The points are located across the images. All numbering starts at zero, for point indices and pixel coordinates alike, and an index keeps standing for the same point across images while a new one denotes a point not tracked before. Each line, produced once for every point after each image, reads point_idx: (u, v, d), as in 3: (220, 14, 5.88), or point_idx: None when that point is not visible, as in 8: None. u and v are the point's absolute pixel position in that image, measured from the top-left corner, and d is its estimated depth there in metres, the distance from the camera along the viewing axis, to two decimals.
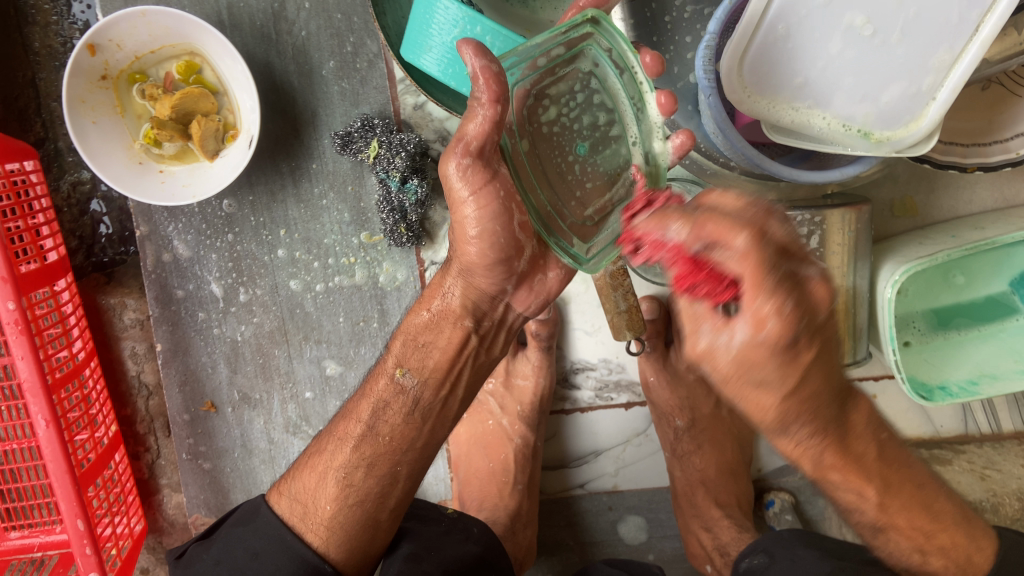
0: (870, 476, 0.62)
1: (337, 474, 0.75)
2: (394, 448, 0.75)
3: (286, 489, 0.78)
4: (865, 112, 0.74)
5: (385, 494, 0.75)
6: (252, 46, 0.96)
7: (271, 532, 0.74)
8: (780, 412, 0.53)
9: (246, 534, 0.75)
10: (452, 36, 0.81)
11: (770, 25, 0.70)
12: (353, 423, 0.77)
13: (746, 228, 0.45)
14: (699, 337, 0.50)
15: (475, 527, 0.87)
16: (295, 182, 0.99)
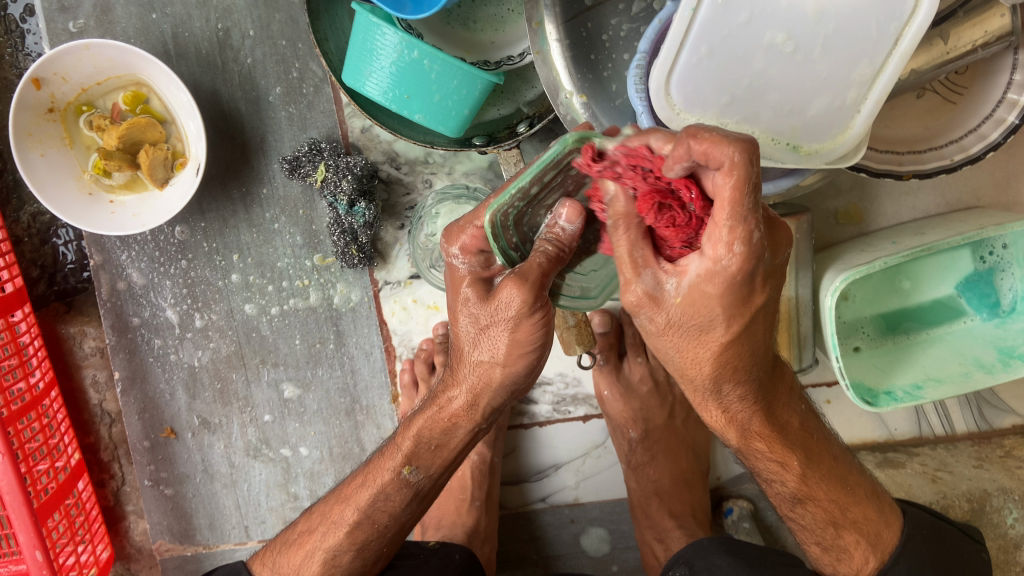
0: (792, 447, 0.71)
1: (323, 553, 0.77)
2: (384, 535, 0.76)
3: (269, 561, 0.82)
4: (793, 126, 0.75)
5: (367, 571, 0.78)
6: (199, 74, 0.97)
7: None
8: (713, 365, 0.60)
9: None
10: (392, 62, 0.82)
11: (694, 46, 0.71)
12: (343, 504, 0.77)
13: (739, 143, 0.47)
14: (637, 284, 0.56)
15: (458, 553, 0.90)
16: (247, 208, 1.00)
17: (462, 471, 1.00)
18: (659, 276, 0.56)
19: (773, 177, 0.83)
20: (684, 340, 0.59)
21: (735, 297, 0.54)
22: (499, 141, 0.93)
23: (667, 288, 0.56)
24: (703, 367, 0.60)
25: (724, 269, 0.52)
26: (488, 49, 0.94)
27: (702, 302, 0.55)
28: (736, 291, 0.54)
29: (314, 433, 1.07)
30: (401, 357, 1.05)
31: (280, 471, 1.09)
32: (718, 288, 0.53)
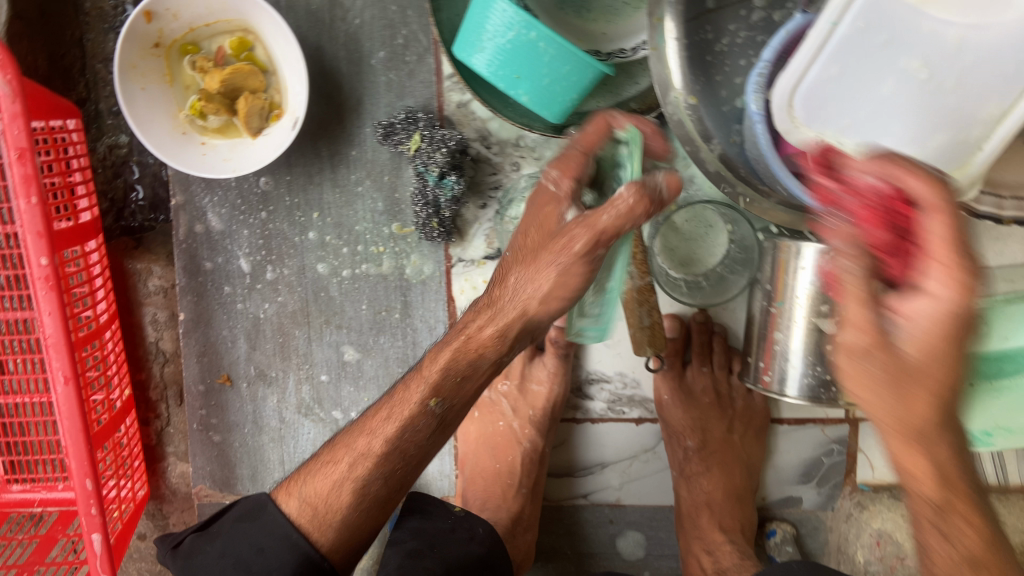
0: (957, 485, 0.54)
1: (354, 482, 0.72)
2: (410, 459, 0.73)
3: (297, 491, 0.76)
4: (911, 155, 0.73)
5: (390, 498, 0.75)
6: (305, 29, 0.97)
7: (278, 529, 0.74)
8: (932, 420, 0.50)
9: (251, 528, 0.76)
10: (506, 39, 0.82)
11: (823, 65, 0.70)
12: (373, 433, 0.73)
13: (928, 180, 0.46)
14: (913, 315, 0.47)
15: (481, 527, 0.88)
16: (333, 167, 1.00)
17: (514, 457, 1.00)
18: (896, 301, 0.48)
19: None
20: (884, 395, 0.50)
21: (960, 335, 0.46)
22: None
23: (916, 310, 0.46)
24: (915, 421, 0.50)
25: (951, 305, 0.45)
26: (599, 40, 0.93)
27: (931, 343, 0.47)
28: (961, 329, 0.46)
29: (367, 399, 1.07)
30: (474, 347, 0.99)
31: (328, 432, 1.08)
32: (946, 330, 0.46)
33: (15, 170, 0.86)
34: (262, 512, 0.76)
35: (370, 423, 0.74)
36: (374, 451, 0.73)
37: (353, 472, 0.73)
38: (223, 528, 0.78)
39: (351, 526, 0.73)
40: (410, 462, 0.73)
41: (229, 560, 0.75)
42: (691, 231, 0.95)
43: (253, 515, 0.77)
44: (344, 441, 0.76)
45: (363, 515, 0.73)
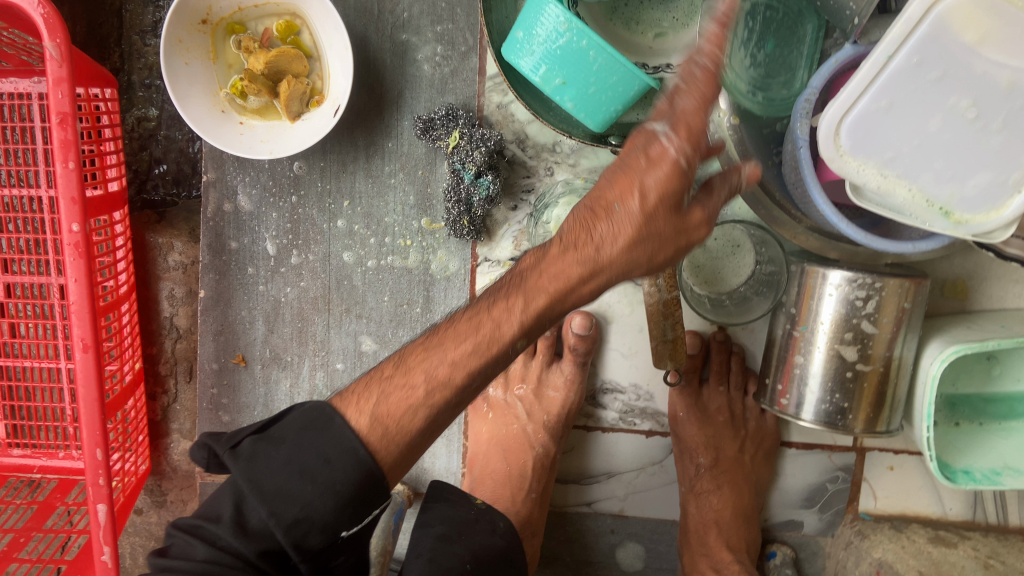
0: None
1: (429, 407, 0.64)
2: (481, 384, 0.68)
3: (367, 407, 0.64)
4: (950, 192, 0.74)
5: (440, 423, 0.67)
6: (353, 18, 0.97)
7: (345, 443, 0.61)
8: None
9: (317, 439, 0.61)
10: (557, 45, 0.83)
11: (874, 97, 0.71)
12: (457, 343, 0.66)
13: None
14: None
15: (501, 521, 0.88)
16: (368, 157, 1.01)
17: (525, 460, 1.00)
18: None
19: (913, 239, 0.81)
20: None
21: None
22: None
23: None
24: None
25: None
26: (645, 53, 0.94)
27: None
28: None
29: None
30: None
31: None
32: None
33: (55, 134, 0.87)
34: (330, 422, 0.62)
35: (451, 338, 0.66)
36: (452, 379, 0.65)
37: (428, 399, 0.64)
38: (282, 429, 0.63)
39: (406, 453, 0.64)
40: (483, 382, 0.68)
41: (293, 468, 0.59)
42: (718, 249, 0.96)
43: (322, 426, 0.62)
44: (414, 364, 0.66)
45: (417, 446, 0.65)
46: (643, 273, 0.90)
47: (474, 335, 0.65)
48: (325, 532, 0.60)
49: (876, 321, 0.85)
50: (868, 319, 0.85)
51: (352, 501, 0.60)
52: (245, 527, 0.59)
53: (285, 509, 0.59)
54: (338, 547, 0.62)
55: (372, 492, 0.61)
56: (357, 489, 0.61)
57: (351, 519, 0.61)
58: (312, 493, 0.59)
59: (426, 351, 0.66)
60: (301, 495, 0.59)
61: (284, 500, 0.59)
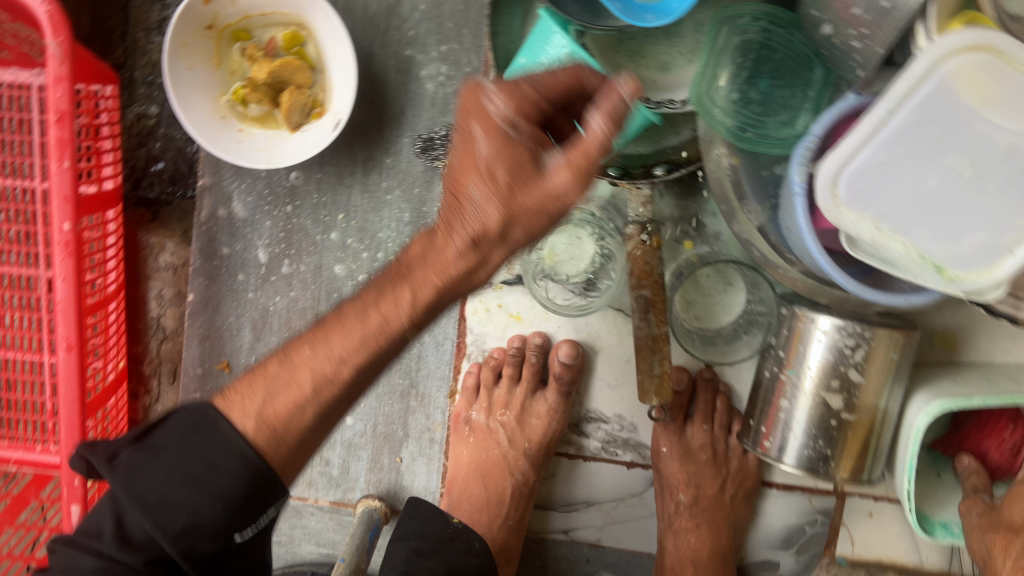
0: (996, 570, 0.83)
1: (315, 399, 0.62)
2: (354, 386, 0.63)
3: (253, 408, 0.61)
4: (943, 249, 0.73)
5: (330, 418, 0.64)
6: (359, 33, 0.98)
7: (230, 445, 0.58)
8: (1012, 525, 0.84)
9: (199, 444, 0.58)
10: (561, 74, 0.81)
11: (872, 150, 0.71)
12: (342, 336, 0.62)
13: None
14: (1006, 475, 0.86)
15: (476, 541, 0.91)
16: (365, 172, 1.00)
17: (504, 486, 1.00)
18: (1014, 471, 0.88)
19: (905, 292, 0.81)
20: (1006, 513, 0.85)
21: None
22: (633, 177, 0.91)
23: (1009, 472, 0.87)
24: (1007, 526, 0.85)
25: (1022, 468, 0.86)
26: (650, 87, 0.93)
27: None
28: None
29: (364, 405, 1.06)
30: (471, 356, 1.06)
31: None
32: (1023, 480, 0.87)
33: (53, 132, 0.86)
34: (216, 429, 0.59)
35: (338, 332, 0.62)
36: (340, 376, 0.62)
37: (317, 397, 0.62)
38: (164, 435, 0.59)
39: (298, 451, 0.62)
40: (376, 373, 0.65)
41: (175, 474, 0.57)
42: (710, 287, 0.98)
43: (206, 433, 0.59)
44: (299, 361, 0.63)
45: (307, 447, 0.63)
46: (634, 306, 0.91)
47: (359, 331, 0.62)
48: (216, 540, 0.57)
49: (863, 371, 0.85)
50: (855, 368, 0.85)
51: (242, 506, 0.58)
52: (128, 538, 0.57)
53: (169, 519, 0.56)
54: (234, 552, 0.60)
55: (263, 495, 0.59)
56: (245, 492, 0.58)
57: (244, 523, 0.59)
58: (198, 501, 0.56)
59: (312, 346, 0.63)
60: (186, 504, 0.56)
61: (166, 508, 0.56)
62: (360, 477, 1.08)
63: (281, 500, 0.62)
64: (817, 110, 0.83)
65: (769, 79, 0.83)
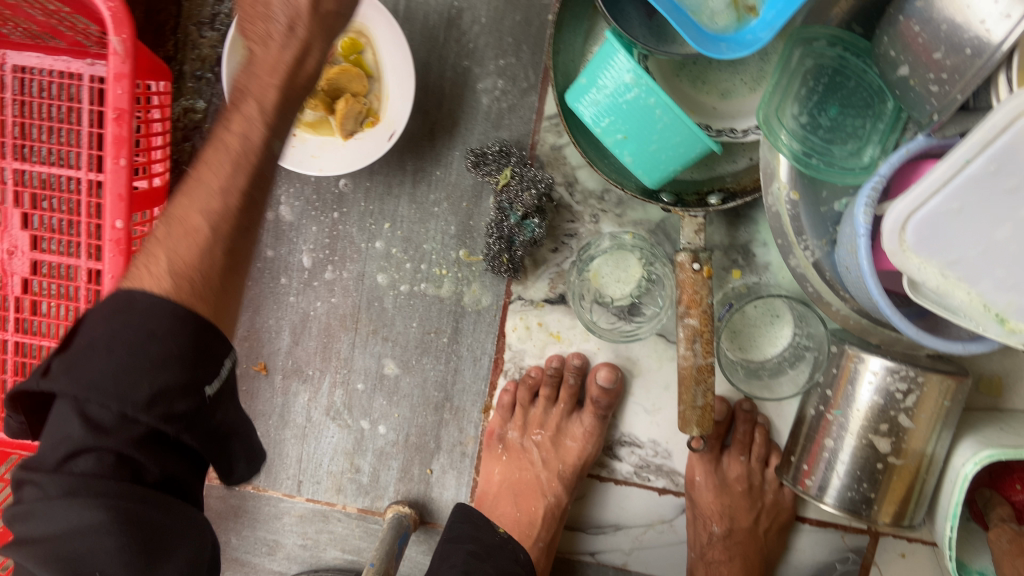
0: None
1: (217, 238, 0.64)
2: (257, 180, 0.67)
3: (159, 268, 0.61)
4: (1008, 300, 0.72)
5: (240, 251, 0.66)
6: (417, 43, 0.97)
7: (159, 303, 0.59)
8: None
9: (121, 318, 0.58)
10: (624, 98, 0.82)
11: (946, 199, 0.69)
12: (208, 172, 0.66)
13: None
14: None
15: (523, 553, 0.95)
16: (414, 183, 1.00)
17: (536, 508, 1.00)
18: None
19: (961, 338, 0.77)
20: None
21: None
22: (686, 204, 0.92)
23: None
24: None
25: None
26: (709, 114, 0.92)
27: None
28: None
29: (398, 414, 1.06)
30: (508, 372, 1.05)
31: (352, 440, 1.07)
32: None
33: (110, 130, 0.86)
34: (133, 300, 0.59)
35: (207, 173, 0.66)
36: (227, 208, 0.65)
37: (215, 235, 0.64)
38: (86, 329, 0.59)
39: (220, 295, 0.63)
40: (263, 203, 0.68)
41: (111, 351, 0.57)
42: (757, 317, 0.97)
43: (125, 307, 0.58)
44: (180, 212, 0.64)
45: (228, 290, 0.64)
46: (681, 335, 0.90)
47: (230, 158, 0.66)
48: (187, 395, 0.58)
49: (913, 416, 0.83)
50: (906, 413, 0.83)
51: (195, 355, 0.59)
52: (99, 425, 0.56)
53: (132, 392, 0.56)
54: (205, 409, 0.61)
55: (208, 340, 0.61)
56: (190, 344, 0.59)
57: (206, 372, 0.60)
58: (149, 365, 0.57)
59: (186, 196, 0.65)
60: (144, 367, 0.57)
61: (116, 382, 0.56)
62: (389, 486, 1.08)
63: (228, 351, 0.63)
64: (884, 144, 0.82)
65: (839, 106, 0.82)
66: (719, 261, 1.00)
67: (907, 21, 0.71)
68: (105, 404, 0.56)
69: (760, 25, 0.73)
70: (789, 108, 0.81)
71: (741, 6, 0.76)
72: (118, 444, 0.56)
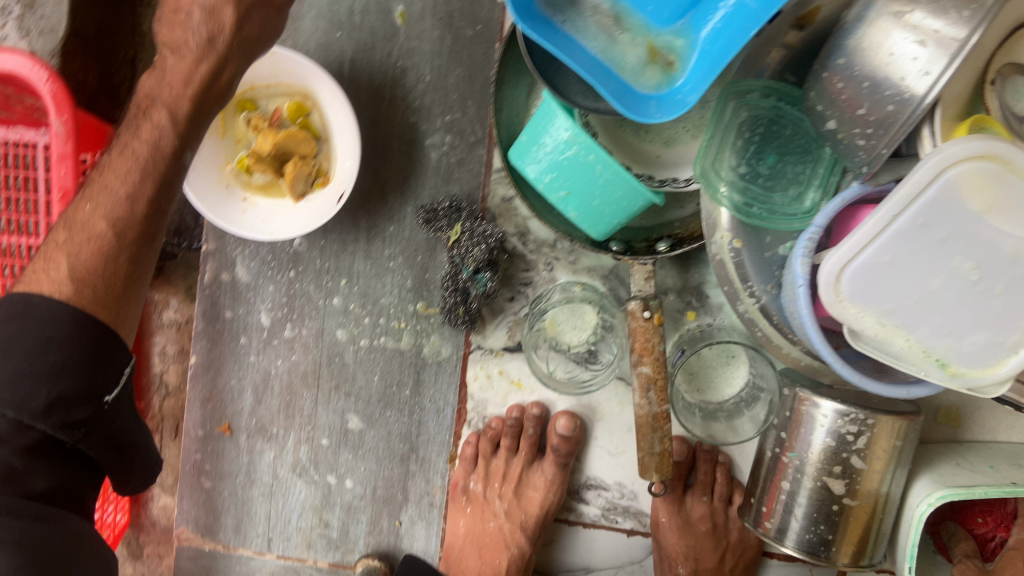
0: None
1: (111, 232, 0.76)
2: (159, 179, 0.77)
3: (63, 265, 0.75)
4: (947, 346, 0.73)
5: (136, 245, 0.78)
6: (364, 102, 0.98)
7: (64, 318, 0.73)
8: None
9: (39, 321, 0.73)
10: (564, 156, 0.82)
11: (877, 251, 0.70)
12: (109, 169, 0.77)
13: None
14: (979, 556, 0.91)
15: None
16: (369, 239, 1.01)
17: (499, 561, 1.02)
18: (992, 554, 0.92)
19: (906, 382, 0.78)
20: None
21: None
22: (635, 252, 0.93)
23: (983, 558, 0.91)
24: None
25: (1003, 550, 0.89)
26: (653, 162, 0.94)
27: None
28: None
29: (364, 468, 1.06)
30: (472, 422, 1.05)
31: (319, 496, 1.07)
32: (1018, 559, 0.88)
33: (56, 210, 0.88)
34: (33, 306, 0.73)
35: (112, 176, 0.77)
36: (132, 214, 0.76)
37: (120, 239, 0.76)
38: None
39: (118, 297, 0.77)
40: (171, 198, 0.79)
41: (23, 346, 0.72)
42: (713, 359, 0.97)
43: (24, 314, 0.73)
44: (84, 217, 0.76)
45: (124, 293, 0.78)
46: (636, 383, 0.91)
47: (137, 165, 0.76)
48: (86, 403, 0.74)
49: (865, 458, 0.84)
50: (858, 454, 0.84)
51: (90, 364, 0.74)
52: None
53: (32, 402, 0.71)
54: (103, 416, 0.77)
55: (105, 347, 0.76)
56: (88, 350, 0.74)
57: (103, 384, 0.76)
58: (45, 375, 0.72)
59: (92, 199, 0.77)
60: (40, 363, 0.71)
61: (22, 384, 0.71)
62: (359, 540, 1.08)
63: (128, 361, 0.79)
64: (825, 187, 0.83)
65: (777, 154, 0.84)
66: (673, 304, 1.00)
67: (831, 76, 0.72)
68: (13, 403, 0.71)
69: (687, 84, 0.75)
70: (729, 157, 0.84)
71: (660, 59, 0.77)
72: (9, 450, 0.71)
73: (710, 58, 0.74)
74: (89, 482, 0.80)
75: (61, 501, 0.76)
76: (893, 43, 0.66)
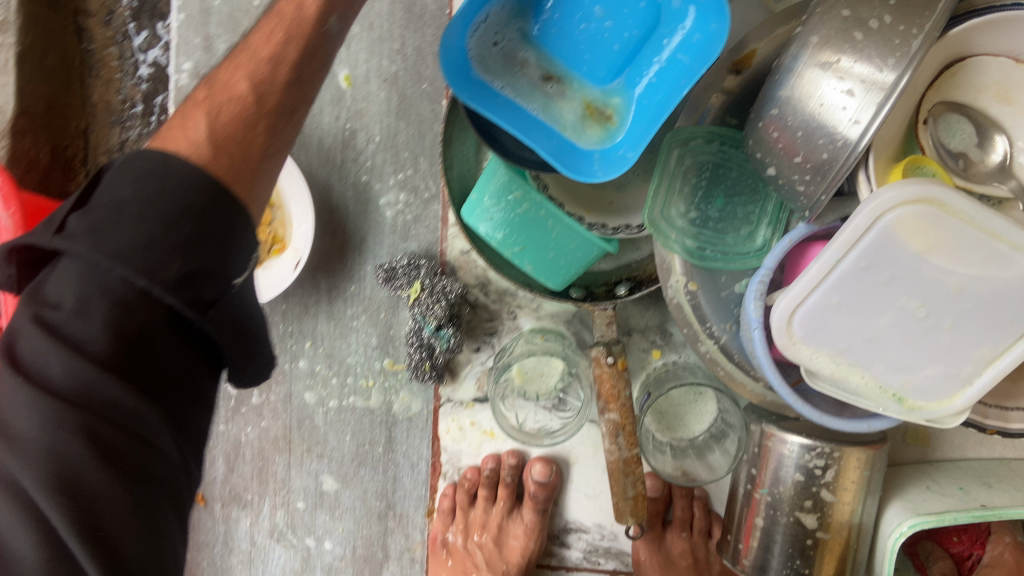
0: None
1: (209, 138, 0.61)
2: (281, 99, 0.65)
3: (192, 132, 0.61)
4: (902, 380, 0.74)
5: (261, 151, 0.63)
6: (316, 166, 0.98)
7: (177, 168, 0.57)
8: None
9: (133, 162, 0.57)
10: (516, 212, 0.83)
11: (825, 294, 0.71)
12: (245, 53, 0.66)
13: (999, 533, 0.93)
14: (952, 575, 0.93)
15: None
16: (331, 300, 1.01)
17: None
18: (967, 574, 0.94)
19: (864, 416, 0.79)
20: None
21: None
22: (596, 297, 0.94)
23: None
24: None
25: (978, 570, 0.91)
26: (608, 209, 0.94)
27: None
28: None
29: (342, 529, 1.05)
30: (447, 475, 1.04)
31: (299, 559, 1.07)
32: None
33: None
34: (171, 167, 0.57)
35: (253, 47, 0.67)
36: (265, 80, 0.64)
37: (250, 105, 0.63)
38: (111, 189, 0.56)
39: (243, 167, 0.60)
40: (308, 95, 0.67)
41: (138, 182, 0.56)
42: (682, 398, 0.97)
43: (159, 172, 0.57)
44: (225, 77, 0.65)
45: (260, 169, 0.62)
46: (605, 430, 0.90)
47: (283, 31, 0.67)
48: (214, 282, 0.56)
49: (834, 490, 0.85)
50: (827, 487, 0.85)
51: (207, 251, 0.56)
52: (115, 329, 0.53)
53: (163, 269, 0.54)
54: (232, 300, 0.59)
55: (233, 225, 0.58)
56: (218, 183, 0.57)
57: (227, 266, 0.57)
58: (173, 243, 0.54)
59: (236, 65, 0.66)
60: (179, 251, 0.54)
61: (145, 248, 0.54)
62: None
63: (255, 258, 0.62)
64: (775, 225, 0.84)
65: (725, 197, 0.85)
66: (639, 343, 1.01)
67: (766, 126, 0.72)
68: (118, 250, 0.53)
69: (629, 138, 0.76)
70: (677, 206, 0.84)
71: (598, 114, 0.78)
72: (150, 320, 0.55)
73: (647, 114, 0.75)
74: (212, 380, 0.62)
75: (182, 415, 0.58)
76: (822, 93, 0.67)
